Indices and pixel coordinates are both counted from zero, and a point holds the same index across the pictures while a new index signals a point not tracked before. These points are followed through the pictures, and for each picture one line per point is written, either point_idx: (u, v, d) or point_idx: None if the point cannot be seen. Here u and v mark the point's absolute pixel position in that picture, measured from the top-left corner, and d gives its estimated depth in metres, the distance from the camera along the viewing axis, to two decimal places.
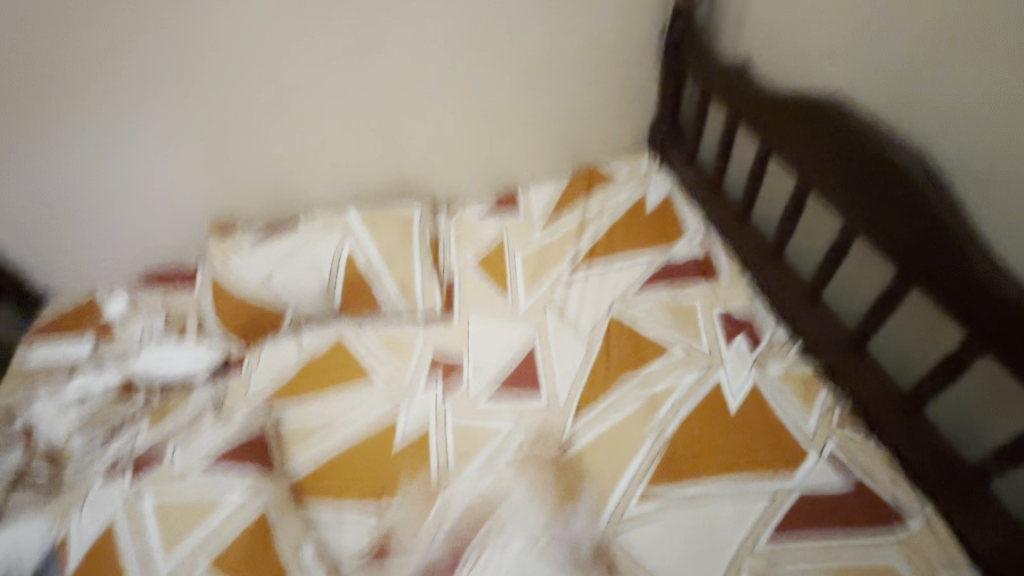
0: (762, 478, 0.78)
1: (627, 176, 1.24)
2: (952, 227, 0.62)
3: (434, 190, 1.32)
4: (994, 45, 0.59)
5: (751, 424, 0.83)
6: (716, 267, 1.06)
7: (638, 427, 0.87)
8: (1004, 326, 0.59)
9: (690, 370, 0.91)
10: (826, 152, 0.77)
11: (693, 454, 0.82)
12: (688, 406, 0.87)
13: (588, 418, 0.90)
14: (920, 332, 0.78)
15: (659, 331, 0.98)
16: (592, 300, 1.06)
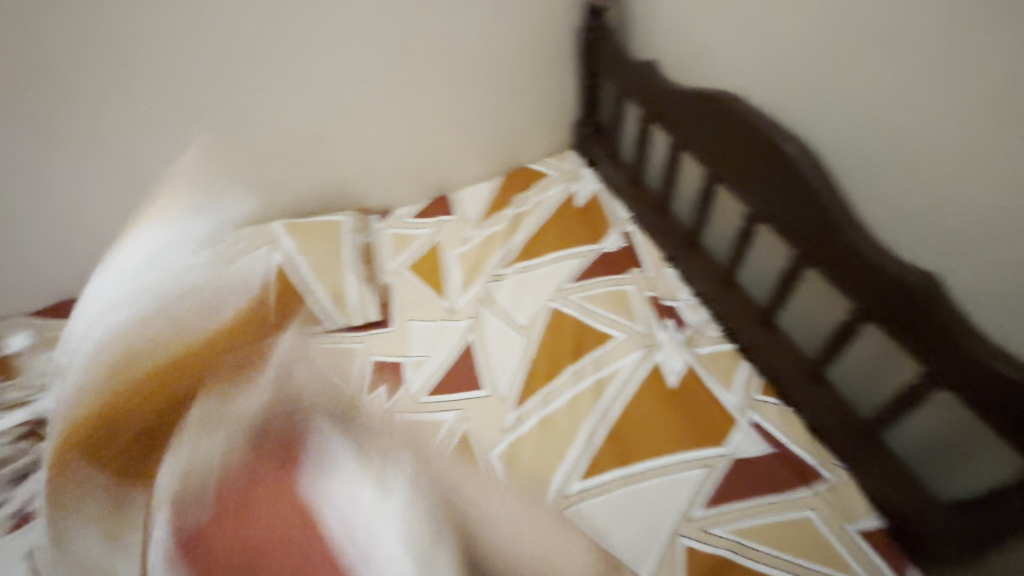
0: (699, 450, 0.84)
1: (557, 177, 1.29)
2: (833, 208, 0.69)
3: (364, 200, 1.30)
4: (860, 50, 0.67)
5: (685, 405, 0.89)
6: (642, 256, 1.11)
7: (589, 409, 0.90)
8: (887, 306, 0.66)
9: (633, 352, 0.96)
10: (729, 145, 0.84)
11: (631, 433, 0.87)
12: (633, 385, 0.92)
13: (530, 407, 0.93)
14: (818, 303, 0.85)
15: (599, 316, 1.01)
16: (537, 291, 1.08)
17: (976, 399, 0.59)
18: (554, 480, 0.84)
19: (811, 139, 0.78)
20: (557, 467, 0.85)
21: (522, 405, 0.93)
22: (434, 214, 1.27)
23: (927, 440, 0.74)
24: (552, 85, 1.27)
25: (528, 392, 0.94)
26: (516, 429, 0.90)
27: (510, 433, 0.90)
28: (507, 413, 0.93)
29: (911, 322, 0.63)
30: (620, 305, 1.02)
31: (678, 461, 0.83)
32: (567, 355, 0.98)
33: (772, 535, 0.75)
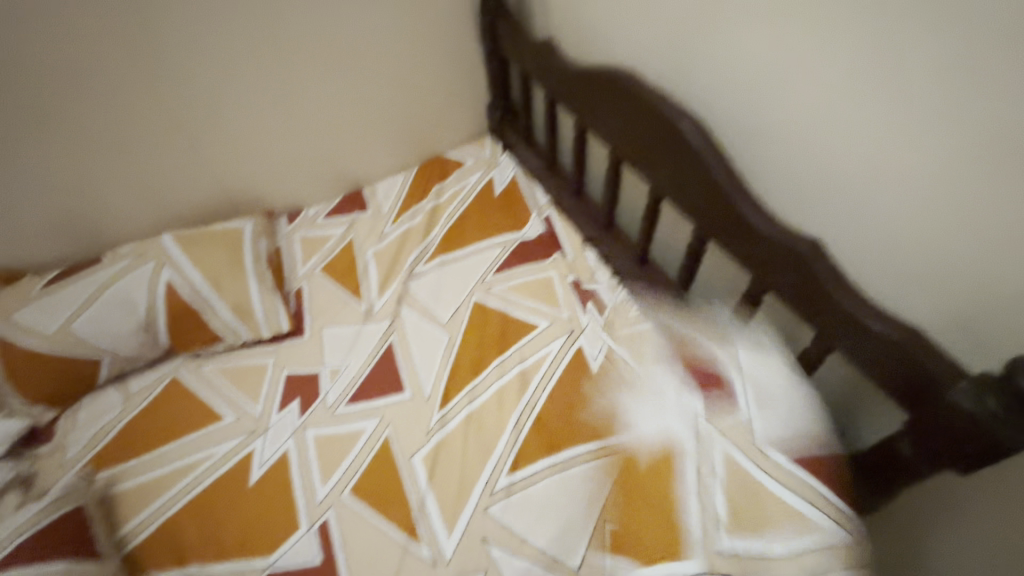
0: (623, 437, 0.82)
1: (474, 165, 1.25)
2: (723, 183, 0.69)
3: (268, 202, 1.24)
4: (728, 22, 0.67)
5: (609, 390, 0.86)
6: (564, 240, 1.08)
7: (513, 402, 0.88)
8: (779, 278, 0.67)
9: (556, 339, 0.92)
10: (628, 124, 0.83)
11: (550, 423, 0.84)
12: (556, 374, 0.89)
13: (455, 404, 0.91)
14: (724, 275, 0.86)
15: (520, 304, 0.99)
16: (458, 285, 1.04)
17: (860, 358, 0.61)
18: (481, 477, 0.83)
19: (702, 111, 0.77)
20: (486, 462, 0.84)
21: (446, 405, 0.91)
22: (344, 211, 1.21)
23: (831, 397, 0.76)
24: (456, 70, 1.23)
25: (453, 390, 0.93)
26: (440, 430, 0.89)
27: (435, 435, 0.88)
28: (432, 413, 0.91)
29: (802, 290, 0.64)
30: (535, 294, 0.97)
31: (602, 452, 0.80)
32: (486, 351, 0.95)
33: None
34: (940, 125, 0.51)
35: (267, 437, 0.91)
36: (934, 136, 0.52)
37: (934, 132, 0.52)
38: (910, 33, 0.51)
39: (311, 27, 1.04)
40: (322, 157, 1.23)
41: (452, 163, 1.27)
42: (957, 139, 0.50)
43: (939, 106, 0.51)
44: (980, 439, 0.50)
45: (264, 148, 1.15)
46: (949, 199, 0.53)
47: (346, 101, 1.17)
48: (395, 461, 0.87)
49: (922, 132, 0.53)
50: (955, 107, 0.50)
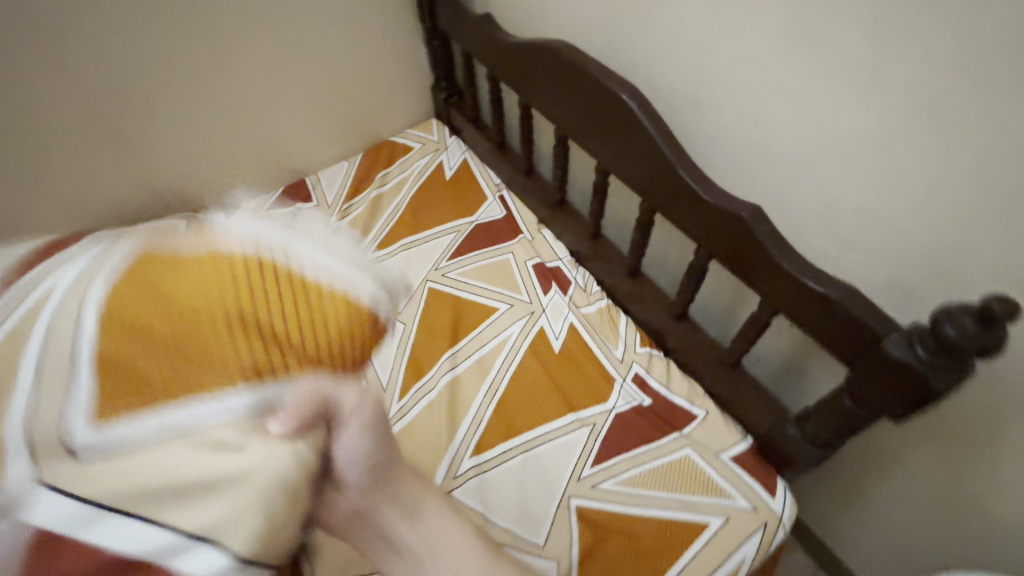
0: (587, 409, 0.87)
1: (421, 149, 1.23)
2: (667, 154, 0.69)
3: (199, 199, 1.16)
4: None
5: (569, 368, 0.91)
6: (520, 223, 1.10)
7: (476, 385, 0.91)
8: (722, 245, 0.68)
9: (518, 320, 0.97)
10: (572, 98, 0.81)
11: (511, 402, 0.89)
12: (518, 355, 0.93)
13: (416, 390, 0.90)
14: (667, 248, 0.89)
15: (481, 290, 1.02)
16: (410, 272, 1.05)
17: (802, 318, 0.63)
18: (444, 459, 0.83)
19: (644, 84, 0.77)
20: (452, 439, 0.85)
21: (405, 395, 0.90)
22: (285, 203, 1.16)
23: (776, 358, 0.79)
24: (396, 51, 1.18)
25: (413, 378, 0.92)
26: (401, 418, 0.88)
27: (396, 423, 0.87)
28: (390, 403, 0.90)
29: (744, 256, 0.66)
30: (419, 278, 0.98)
31: (565, 425, 0.86)
32: (443, 339, 0.96)
33: (655, 475, 0.80)
34: (871, 89, 0.52)
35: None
36: (866, 100, 0.53)
37: (866, 97, 0.53)
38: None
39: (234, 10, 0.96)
40: (257, 147, 1.16)
41: (399, 149, 1.24)
42: (887, 103, 0.52)
43: (870, 72, 0.51)
44: (914, 387, 0.53)
45: (192, 141, 1.07)
46: (881, 163, 0.55)
47: (280, 87, 1.10)
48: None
49: (855, 96, 0.54)
50: (886, 72, 0.50)
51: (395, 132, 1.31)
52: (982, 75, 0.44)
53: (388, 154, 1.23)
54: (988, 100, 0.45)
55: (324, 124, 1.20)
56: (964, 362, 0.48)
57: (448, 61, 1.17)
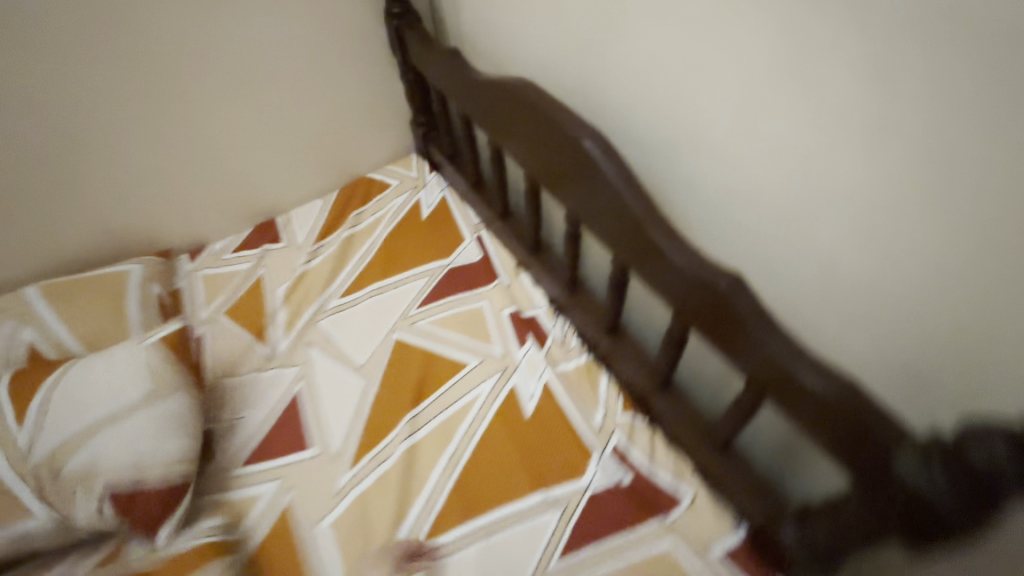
0: (559, 486, 0.77)
1: (398, 186, 1.16)
2: (634, 210, 0.61)
3: (166, 241, 1.11)
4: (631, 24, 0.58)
5: (541, 436, 0.82)
6: (497, 266, 1.01)
7: (436, 454, 0.81)
8: (701, 315, 0.58)
9: (488, 378, 0.88)
10: (539, 141, 0.74)
11: (473, 476, 0.79)
12: (485, 419, 0.84)
13: (369, 459, 0.82)
14: (649, 304, 0.78)
15: (450, 341, 0.93)
16: (375, 321, 0.97)
17: (794, 411, 0.52)
18: (394, 542, 0.74)
19: (616, 127, 0.69)
20: (405, 516, 0.77)
21: (357, 463, 0.82)
22: (254, 245, 1.10)
23: (775, 439, 0.67)
24: (373, 87, 1.13)
25: (366, 444, 0.83)
26: (350, 491, 0.79)
27: (344, 499, 0.78)
28: (341, 472, 0.81)
29: (726, 331, 0.56)
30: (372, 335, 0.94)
31: (532, 505, 0.76)
32: (404, 398, 0.88)
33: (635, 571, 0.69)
34: (864, 143, 0.43)
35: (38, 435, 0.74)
36: (859, 156, 0.44)
37: (858, 153, 0.44)
38: (823, 36, 0.42)
39: (197, 47, 0.93)
40: (227, 188, 1.11)
41: (376, 185, 1.18)
42: (882, 161, 0.42)
43: (863, 123, 0.42)
44: (936, 524, 0.40)
45: (156, 181, 1.04)
46: (881, 231, 0.45)
47: (248, 123, 1.05)
48: (295, 529, 0.76)
49: (844, 151, 0.45)
50: (879, 125, 0.41)
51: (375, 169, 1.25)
52: (1002, 138, 0.34)
53: (364, 192, 1.17)
54: (1005, 169, 0.35)
55: (298, 162, 1.15)
56: (1001, 501, 0.36)
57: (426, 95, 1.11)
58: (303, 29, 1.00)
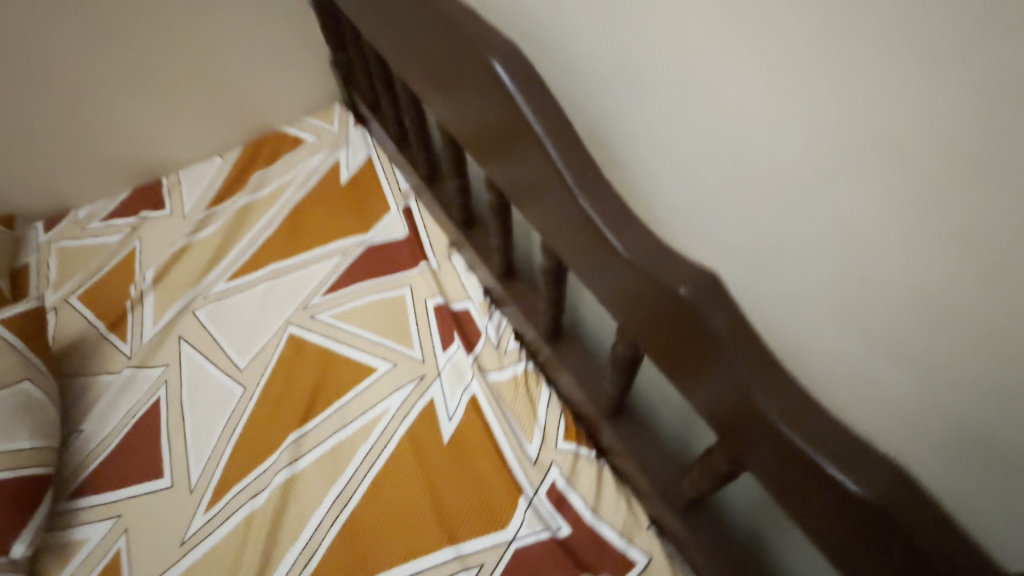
0: (474, 539, 0.59)
1: (315, 143, 0.94)
2: (563, 172, 0.40)
3: (14, 204, 0.89)
4: None
5: (456, 470, 0.63)
6: (426, 247, 0.80)
7: (318, 493, 0.63)
8: (657, 335, 0.38)
9: (400, 389, 0.68)
10: (444, 72, 0.51)
11: (364, 524, 0.61)
12: (389, 444, 0.65)
13: (232, 495, 0.64)
14: (597, 309, 0.58)
15: (354, 342, 0.73)
16: (266, 313, 0.77)
17: (781, 491, 0.34)
18: None
19: (537, 53, 0.46)
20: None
21: (216, 502, 0.64)
22: (128, 211, 0.89)
23: (753, 508, 0.47)
24: (272, 14, 0.89)
25: (233, 475, 0.65)
26: (203, 540, 0.62)
27: (194, 548, 0.61)
28: (195, 513, 0.63)
29: (694, 361, 0.36)
30: (263, 333, 0.76)
31: (436, 564, 0.58)
32: (289, 413, 0.68)
33: None
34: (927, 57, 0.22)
35: None
36: (921, 90, 0.23)
37: (920, 82, 0.22)
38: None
39: None
40: (89, 141, 0.89)
41: (288, 142, 0.95)
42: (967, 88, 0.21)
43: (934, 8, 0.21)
44: None
45: None
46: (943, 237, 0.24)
47: (103, 60, 0.82)
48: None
49: (892, 78, 0.23)
50: (978, 17, 0.20)
51: (293, 121, 1.02)
52: None
53: (271, 150, 0.95)
54: None
55: (187, 110, 0.92)
56: None
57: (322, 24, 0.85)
58: None
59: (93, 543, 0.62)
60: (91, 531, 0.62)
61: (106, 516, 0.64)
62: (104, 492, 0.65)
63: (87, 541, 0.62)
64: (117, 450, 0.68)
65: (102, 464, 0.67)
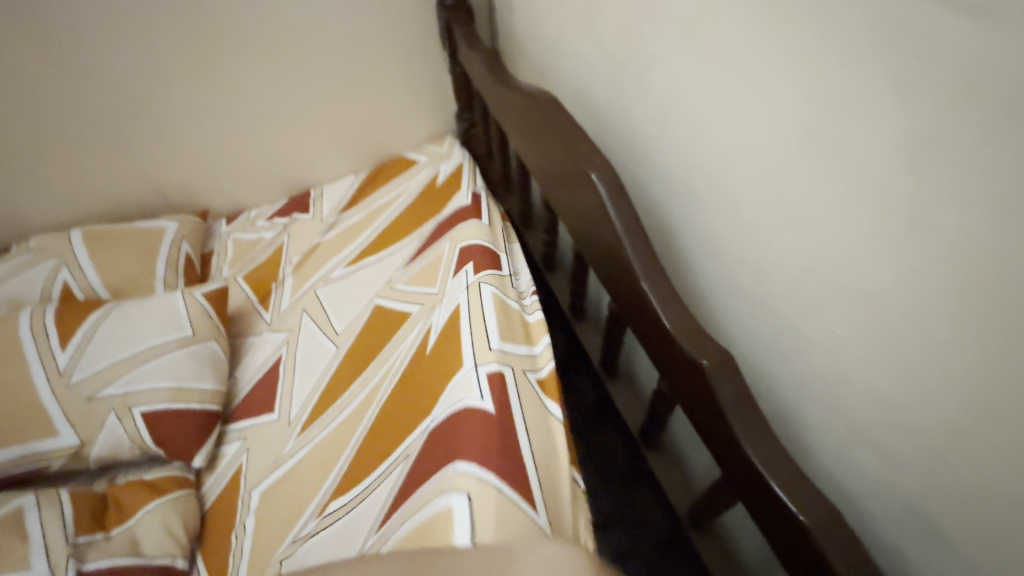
0: (414, 429, 0.67)
1: (426, 161, 1.11)
2: (630, 256, 0.54)
3: (203, 202, 1.16)
4: (666, 67, 0.53)
5: (432, 366, 0.71)
6: (484, 211, 0.86)
7: (357, 421, 0.75)
8: (680, 381, 0.51)
9: (412, 327, 0.80)
10: (551, 156, 0.67)
11: (376, 437, 0.70)
12: (397, 365, 0.76)
13: (317, 433, 0.77)
14: (646, 361, 0.71)
15: (411, 296, 0.83)
16: (363, 291, 0.91)
17: (756, 507, 0.45)
18: (295, 524, 0.69)
19: (641, 167, 0.63)
20: (309, 501, 0.71)
21: (305, 436, 0.78)
22: (284, 214, 1.13)
23: (758, 546, 0.59)
24: (421, 76, 1.12)
25: (316, 413, 0.79)
26: (288, 461, 0.76)
27: (284, 464, 0.76)
28: (288, 439, 0.79)
29: (703, 402, 0.48)
30: (357, 301, 0.90)
31: (392, 458, 0.67)
32: (354, 363, 0.82)
33: (416, 536, 0.56)
34: (884, 253, 0.37)
35: (79, 358, 0.79)
36: (876, 269, 0.38)
37: (875, 264, 0.38)
38: (868, 106, 0.34)
39: (259, 32, 0.95)
40: (265, 156, 1.14)
41: (406, 162, 1.14)
42: (903, 274, 0.36)
43: (886, 226, 0.36)
44: None
45: (203, 144, 1.07)
46: (911, 345, 0.37)
47: (299, 105, 1.08)
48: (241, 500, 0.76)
49: (874, 235, 0.37)
50: (909, 238, 0.35)
51: (414, 145, 1.22)
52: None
53: (391, 170, 1.13)
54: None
55: (341, 142, 1.17)
56: None
57: (462, 92, 1.06)
58: (359, 20, 0.99)
59: (227, 459, 0.82)
60: (231, 448, 0.83)
61: (239, 439, 0.83)
62: (243, 420, 0.85)
63: (228, 454, 0.82)
64: (254, 391, 0.88)
65: (243, 401, 0.88)
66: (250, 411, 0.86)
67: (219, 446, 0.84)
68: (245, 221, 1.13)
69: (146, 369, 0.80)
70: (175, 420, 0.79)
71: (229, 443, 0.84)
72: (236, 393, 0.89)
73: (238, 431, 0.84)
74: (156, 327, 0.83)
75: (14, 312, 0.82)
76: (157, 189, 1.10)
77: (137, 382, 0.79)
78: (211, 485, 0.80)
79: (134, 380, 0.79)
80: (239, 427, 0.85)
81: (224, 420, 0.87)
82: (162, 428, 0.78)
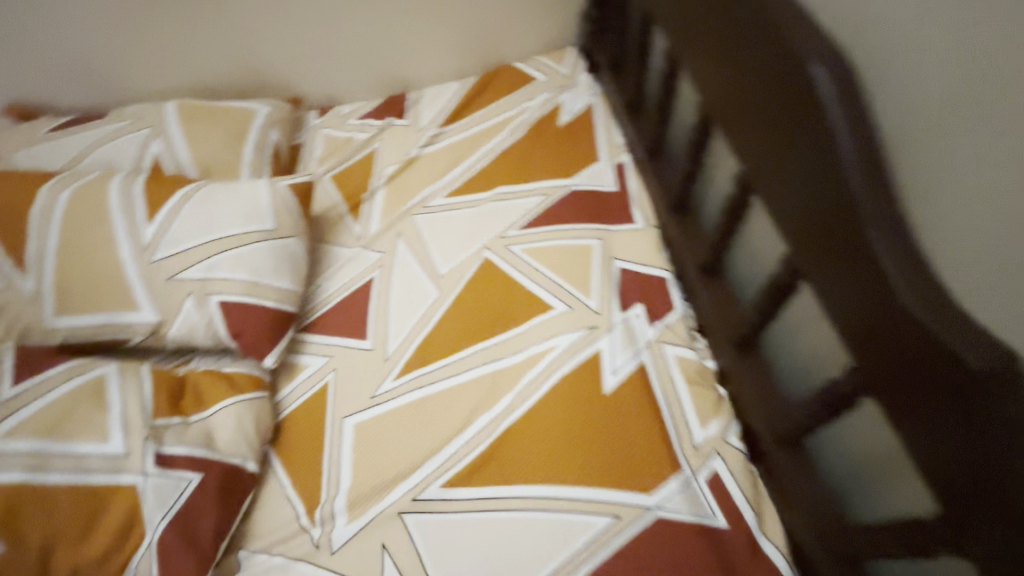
0: (610, 491, 0.57)
1: (543, 83, 0.95)
2: (861, 195, 0.38)
3: (297, 89, 1.08)
4: None
5: (614, 420, 0.61)
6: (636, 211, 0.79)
7: (495, 397, 0.64)
8: (915, 384, 0.36)
9: (571, 331, 0.67)
10: (737, 73, 0.50)
11: (524, 443, 0.61)
12: (551, 378, 0.64)
13: (425, 372, 0.69)
14: (811, 330, 0.56)
15: (541, 279, 0.72)
16: (475, 231, 0.80)
17: None
18: (409, 479, 0.62)
19: None
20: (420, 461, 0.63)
21: (403, 375, 0.69)
22: (380, 115, 1.03)
23: None
24: None
25: (424, 351, 0.70)
26: (387, 400, 0.68)
27: (382, 403, 0.68)
28: (384, 378, 0.70)
29: (958, 431, 0.34)
30: (471, 241, 0.79)
31: (576, 500, 0.57)
32: (469, 310, 0.72)
33: None
34: None
35: (161, 236, 0.75)
36: None
37: None
38: None
39: None
40: (365, 45, 1.02)
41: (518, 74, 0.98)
42: None
43: None
44: None
45: (301, 23, 0.97)
46: None
47: None
48: (319, 412, 0.70)
49: None
50: None
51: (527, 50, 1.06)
52: None
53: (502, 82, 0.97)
54: None
55: (448, 37, 1.03)
56: None
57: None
58: None
59: (309, 371, 0.75)
60: (312, 362, 0.76)
61: (322, 355, 0.77)
62: (325, 333, 0.78)
63: (310, 364, 0.76)
64: (336, 305, 0.80)
65: (323, 314, 0.81)
66: (333, 326, 0.79)
67: (292, 358, 0.78)
68: (337, 117, 1.04)
69: (225, 257, 0.75)
70: (250, 316, 0.74)
71: (305, 356, 0.77)
72: (315, 305, 0.82)
73: (319, 342, 0.78)
74: (238, 216, 0.77)
75: (104, 179, 0.79)
76: (252, 70, 1.03)
77: (213, 269, 0.75)
78: (286, 394, 0.74)
79: (212, 268, 0.75)
80: (315, 340, 0.78)
81: (297, 329, 0.80)
82: (236, 321, 0.74)
